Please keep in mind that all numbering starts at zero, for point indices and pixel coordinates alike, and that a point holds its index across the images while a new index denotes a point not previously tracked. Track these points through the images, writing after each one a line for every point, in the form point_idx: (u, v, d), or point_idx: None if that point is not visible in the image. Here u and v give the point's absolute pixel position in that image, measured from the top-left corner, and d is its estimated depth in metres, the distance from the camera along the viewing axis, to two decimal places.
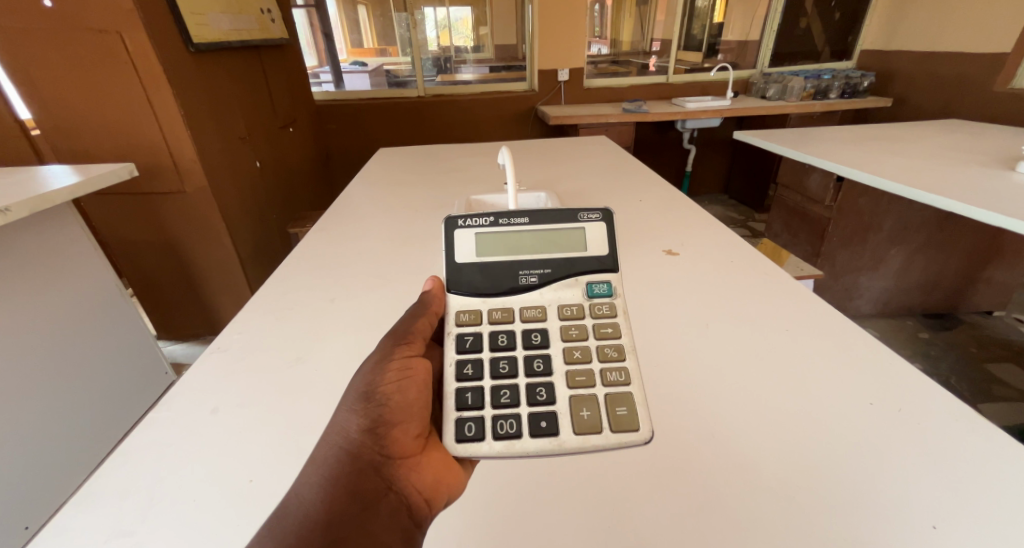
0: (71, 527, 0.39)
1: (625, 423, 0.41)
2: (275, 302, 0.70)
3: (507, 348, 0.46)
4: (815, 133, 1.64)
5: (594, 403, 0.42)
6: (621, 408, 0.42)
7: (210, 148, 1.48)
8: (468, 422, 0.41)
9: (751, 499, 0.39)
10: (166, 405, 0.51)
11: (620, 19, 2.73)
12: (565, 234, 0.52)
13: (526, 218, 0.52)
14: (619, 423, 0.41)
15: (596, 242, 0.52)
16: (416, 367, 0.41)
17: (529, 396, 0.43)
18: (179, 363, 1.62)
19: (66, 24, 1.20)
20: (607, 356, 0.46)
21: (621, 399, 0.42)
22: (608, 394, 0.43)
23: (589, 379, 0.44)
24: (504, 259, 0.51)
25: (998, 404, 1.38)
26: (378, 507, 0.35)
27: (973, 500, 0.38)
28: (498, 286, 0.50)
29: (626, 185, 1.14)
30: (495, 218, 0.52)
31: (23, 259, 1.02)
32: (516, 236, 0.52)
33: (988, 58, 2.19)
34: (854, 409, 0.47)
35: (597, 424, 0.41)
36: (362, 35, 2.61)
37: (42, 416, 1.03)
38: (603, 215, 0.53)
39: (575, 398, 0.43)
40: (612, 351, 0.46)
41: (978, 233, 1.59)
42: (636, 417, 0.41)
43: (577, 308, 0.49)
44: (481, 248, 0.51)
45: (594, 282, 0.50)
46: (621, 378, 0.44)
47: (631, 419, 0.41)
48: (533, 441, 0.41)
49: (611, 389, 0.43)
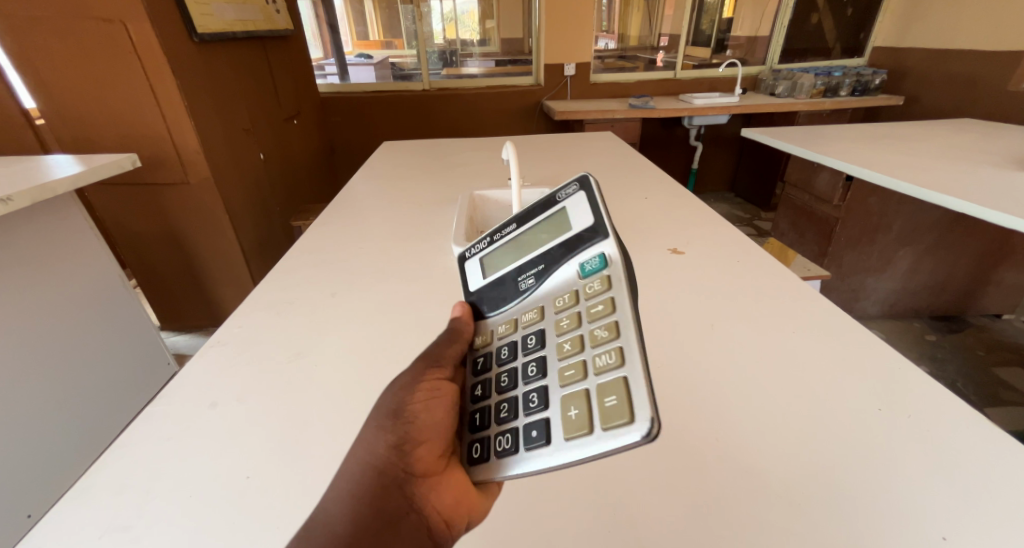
0: (65, 521, 0.38)
1: (622, 419, 0.30)
2: (275, 296, 0.70)
3: (508, 360, 0.41)
4: (824, 132, 1.61)
5: (583, 398, 0.34)
6: (609, 398, 0.32)
7: (213, 138, 1.47)
8: (476, 443, 0.37)
9: (754, 505, 0.38)
10: (164, 398, 0.51)
11: (629, 12, 2.68)
12: (551, 221, 0.46)
13: (515, 223, 0.49)
14: (608, 417, 0.31)
15: (580, 213, 0.45)
16: (448, 388, 0.39)
17: (523, 406, 0.37)
18: (182, 354, 1.63)
19: (69, 10, 1.19)
20: (597, 341, 0.36)
21: (610, 388, 0.33)
22: (598, 384, 0.34)
23: (580, 372, 0.36)
24: (504, 271, 0.48)
25: (1005, 409, 1.37)
26: (400, 528, 0.33)
27: (985, 511, 0.37)
28: (502, 298, 0.46)
29: (633, 182, 1.12)
30: (490, 237, 0.51)
31: (24, 247, 1.02)
32: (511, 244, 0.49)
33: (1003, 57, 2.14)
34: (865, 417, 0.45)
35: (586, 423, 0.32)
36: (368, 28, 2.58)
37: (44, 405, 1.04)
38: (580, 183, 0.45)
39: (566, 397, 0.35)
40: (604, 334, 0.36)
41: (990, 235, 1.57)
42: (629, 404, 0.31)
43: (570, 295, 0.42)
44: (485, 270, 0.49)
45: (584, 259, 0.43)
46: (612, 360, 0.34)
47: (621, 410, 0.31)
48: (531, 454, 0.33)
49: (603, 376, 0.34)
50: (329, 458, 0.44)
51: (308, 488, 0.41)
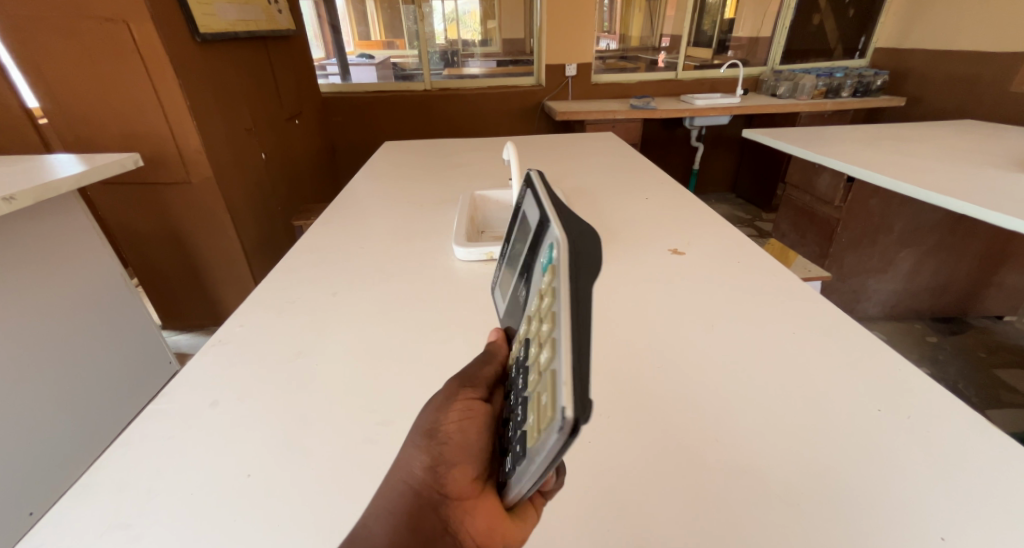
0: (66, 519, 0.39)
1: (547, 417, 0.20)
2: (276, 296, 0.70)
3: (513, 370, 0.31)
4: (825, 133, 1.61)
5: (537, 395, 0.23)
6: (545, 387, 0.21)
7: (215, 139, 1.48)
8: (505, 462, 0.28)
9: (752, 505, 0.38)
10: (166, 397, 0.51)
11: (630, 13, 2.69)
12: (520, 214, 0.37)
13: (508, 232, 0.42)
14: (543, 412, 0.21)
15: (528, 191, 0.34)
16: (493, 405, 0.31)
17: (512, 420, 0.27)
18: (184, 353, 1.64)
19: (72, 10, 1.19)
20: (541, 324, 0.25)
21: (546, 374, 0.22)
22: (542, 373, 0.23)
23: (537, 365, 0.25)
24: (511, 280, 0.39)
25: (1006, 411, 1.36)
26: None
27: (985, 513, 0.37)
28: (511, 308, 0.38)
29: (634, 183, 1.13)
30: (501, 257, 0.45)
31: (27, 246, 1.02)
32: (510, 253, 0.41)
33: (1005, 58, 2.14)
34: (864, 417, 0.46)
35: (535, 425, 0.22)
36: (370, 28, 2.58)
37: (48, 403, 1.04)
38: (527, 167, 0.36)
39: (531, 397, 0.24)
40: (544, 309, 0.25)
41: (992, 236, 1.56)
42: (554, 386, 0.20)
43: (537, 278, 0.31)
44: (502, 289, 0.42)
45: (535, 233, 0.31)
46: (547, 338, 0.23)
47: (549, 403, 0.20)
48: (519, 474, 0.24)
49: (545, 365, 0.23)
50: (328, 456, 0.44)
51: (308, 486, 0.41)
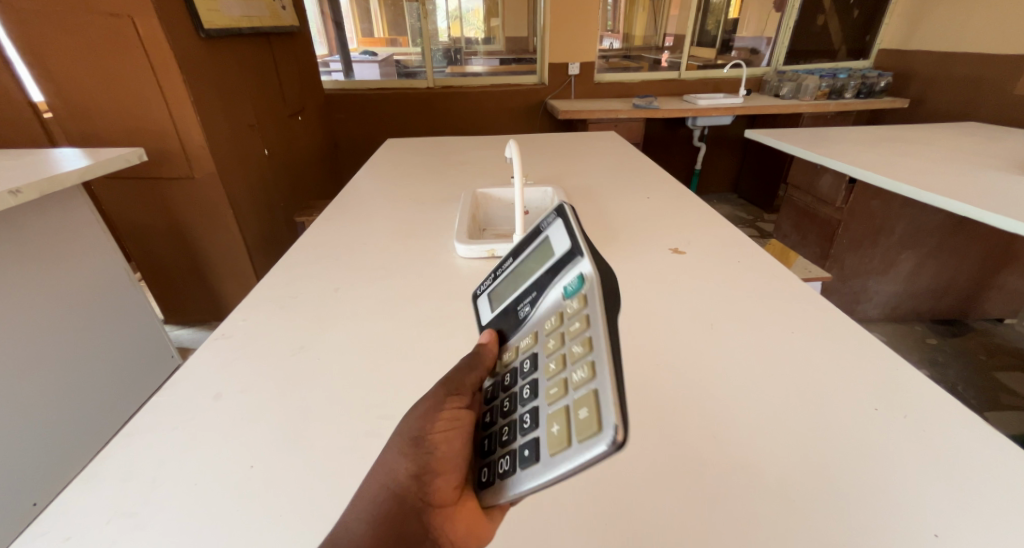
0: (71, 508, 0.39)
1: (589, 431, 0.25)
2: (279, 291, 0.70)
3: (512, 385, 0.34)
4: (827, 134, 1.61)
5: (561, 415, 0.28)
6: (581, 410, 0.26)
7: (219, 135, 1.49)
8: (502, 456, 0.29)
9: (750, 502, 0.39)
10: (169, 389, 0.51)
11: (634, 11, 2.67)
12: (538, 252, 0.39)
13: (513, 256, 0.43)
14: (582, 429, 0.25)
15: (559, 242, 0.37)
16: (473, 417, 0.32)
17: (517, 429, 0.30)
18: (185, 348, 1.65)
19: (77, 4, 1.19)
20: (572, 357, 0.30)
21: (584, 399, 0.27)
22: (573, 397, 0.28)
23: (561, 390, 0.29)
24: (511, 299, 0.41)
25: (1005, 413, 1.36)
26: None
27: (982, 512, 0.37)
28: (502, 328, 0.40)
29: (636, 182, 1.13)
30: (495, 271, 0.44)
31: (32, 241, 1.03)
32: (511, 278, 0.42)
33: (1010, 59, 2.13)
34: (863, 417, 0.46)
35: (565, 438, 0.26)
36: (373, 25, 2.60)
37: (51, 395, 1.05)
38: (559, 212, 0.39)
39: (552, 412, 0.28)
40: (578, 348, 0.30)
41: (993, 238, 1.56)
42: (597, 414, 0.25)
43: (555, 319, 0.35)
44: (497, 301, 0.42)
45: (565, 281, 0.35)
46: (585, 374, 0.28)
47: (589, 422, 0.25)
48: (520, 477, 0.27)
49: (577, 392, 0.28)
50: (330, 449, 0.44)
51: (309, 478, 0.42)
